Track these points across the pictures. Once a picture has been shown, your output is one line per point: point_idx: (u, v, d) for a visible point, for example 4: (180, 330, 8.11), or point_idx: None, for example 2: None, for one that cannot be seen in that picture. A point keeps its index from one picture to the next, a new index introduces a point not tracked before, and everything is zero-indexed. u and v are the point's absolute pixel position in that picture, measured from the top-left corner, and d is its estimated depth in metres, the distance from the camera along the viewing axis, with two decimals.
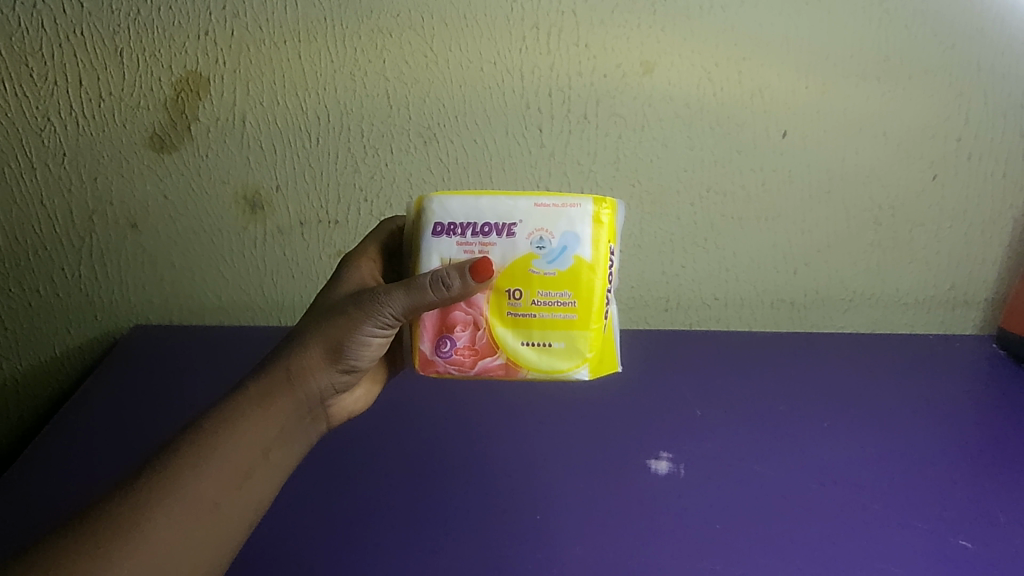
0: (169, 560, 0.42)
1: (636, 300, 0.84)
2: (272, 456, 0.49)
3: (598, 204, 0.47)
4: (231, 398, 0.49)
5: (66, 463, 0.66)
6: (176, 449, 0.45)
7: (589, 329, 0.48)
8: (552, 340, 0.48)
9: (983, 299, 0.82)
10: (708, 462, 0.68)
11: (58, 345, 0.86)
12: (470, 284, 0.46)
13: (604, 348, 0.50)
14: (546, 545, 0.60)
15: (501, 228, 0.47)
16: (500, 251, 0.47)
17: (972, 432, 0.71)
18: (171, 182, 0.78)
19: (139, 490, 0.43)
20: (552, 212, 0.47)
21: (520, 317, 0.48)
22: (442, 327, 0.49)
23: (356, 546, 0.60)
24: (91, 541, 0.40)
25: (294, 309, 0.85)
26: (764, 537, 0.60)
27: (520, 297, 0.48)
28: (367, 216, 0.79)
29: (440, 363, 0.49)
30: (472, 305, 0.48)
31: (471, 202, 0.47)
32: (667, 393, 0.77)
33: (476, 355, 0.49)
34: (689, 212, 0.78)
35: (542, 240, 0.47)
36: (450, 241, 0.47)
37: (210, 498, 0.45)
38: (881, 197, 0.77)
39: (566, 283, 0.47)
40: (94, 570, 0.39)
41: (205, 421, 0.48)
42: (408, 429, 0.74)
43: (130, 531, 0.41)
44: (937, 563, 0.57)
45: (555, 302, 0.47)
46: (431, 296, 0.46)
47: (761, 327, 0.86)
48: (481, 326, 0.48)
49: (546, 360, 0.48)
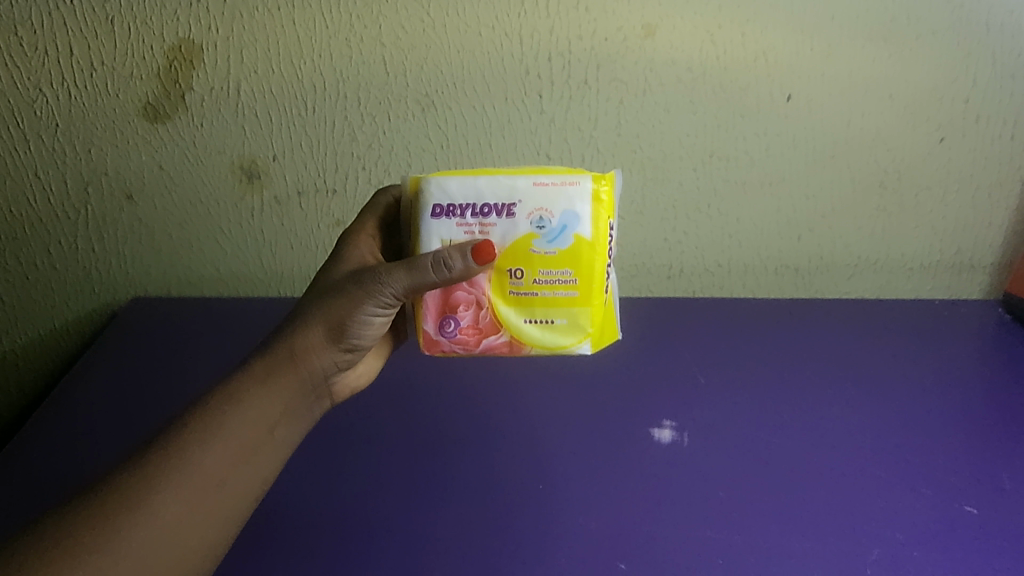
0: (175, 535, 0.42)
1: (637, 267, 0.83)
2: (276, 433, 0.48)
3: (597, 181, 0.46)
4: (233, 378, 0.48)
5: (67, 437, 0.66)
6: (181, 426, 0.45)
7: (590, 305, 0.47)
8: (555, 317, 0.48)
9: (989, 263, 0.82)
10: (712, 431, 0.68)
11: (58, 318, 0.85)
12: (472, 265, 0.45)
13: (605, 321, 0.50)
14: (550, 514, 0.60)
15: (500, 208, 0.46)
16: (500, 232, 0.46)
17: (976, 397, 0.70)
18: (166, 152, 0.77)
19: (146, 465, 0.43)
20: (551, 191, 0.46)
21: (523, 296, 0.47)
22: (444, 308, 0.48)
23: (361, 518, 0.60)
24: (99, 514, 0.40)
25: (293, 280, 0.84)
26: (768, 506, 0.61)
27: (522, 277, 0.47)
28: (365, 185, 0.78)
29: (445, 343, 0.49)
30: (474, 285, 0.47)
31: (470, 182, 0.46)
32: (670, 361, 0.77)
33: (480, 334, 0.48)
34: (691, 178, 0.77)
35: (542, 220, 0.46)
36: (449, 223, 0.46)
37: (215, 474, 0.44)
38: (886, 161, 0.76)
39: (567, 261, 0.46)
40: (103, 543, 0.39)
41: (209, 397, 0.47)
42: (410, 400, 0.74)
43: (137, 505, 0.41)
44: (942, 531, 0.57)
45: (556, 281, 0.47)
46: (432, 277, 0.46)
47: (764, 294, 0.85)
48: (484, 305, 0.48)
49: (550, 337, 0.48)
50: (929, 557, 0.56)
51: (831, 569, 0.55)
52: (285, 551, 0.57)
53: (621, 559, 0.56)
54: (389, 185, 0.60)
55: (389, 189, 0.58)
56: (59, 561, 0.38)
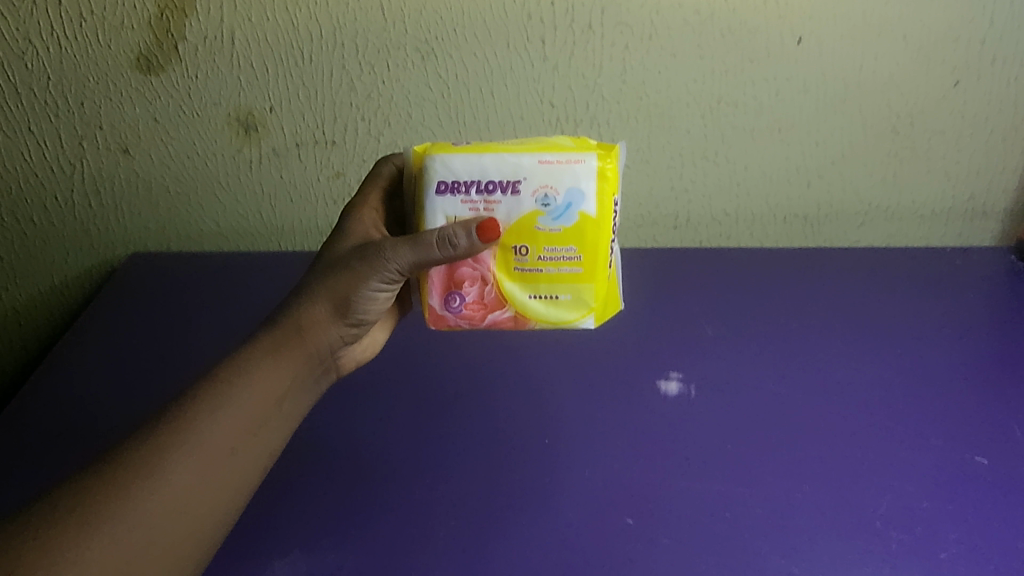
0: (186, 503, 0.42)
1: (643, 218, 0.82)
2: (284, 406, 0.48)
3: (603, 159, 0.45)
4: (242, 350, 0.48)
5: (72, 399, 0.65)
6: (190, 396, 0.45)
7: (594, 281, 0.48)
8: (559, 293, 0.48)
9: (1002, 209, 0.80)
10: (719, 384, 0.68)
11: (58, 275, 0.85)
12: (476, 243, 0.45)
13: (609, 294, 0.50)
14: (556, 469, 0.61)
15: (505, 185, 0.45)
16: (505, 210, 0.46)
17: (987, 347, 0.70)
18: (161, 104, 0.75)
19: (157, 432, 0.43)
20: (556, 168, 0.45)
21: (528, 272, 0.47)
22: (449, 283, 0.48)
23: (372, 477, 0.61)
24: (112, 481, 0.41)
25: (294, 233, 0.83)
26: (776, 460, 0.60)
27: (527, 253, 0.47)
28: (365, 136, 0.77)
29: (450, 318, 0.49)
30: (479, 262, 0.47)
31: (474, 159, 0.46)
32: (677, 312, 0.76)
33: (486, 309, 0.49)
34: (698, 125, 0.75)
35: (547, 198, 0.45)
36: (454, 199, 0.46)
37: (226, 444, 0.44)
38: (899, 105, 0.74)
39: (572, 238, 0.46)
40: (116, 509, 0.40)
41: (218, 369, 0.47)
42: (414, 358, 0.74)
43: (149, 472, 0.41)
44: (951, 484, 0.57)
45: (561, 258, 0.47)
46: (436, 253, 0.45)
47: (772, 242, 0.84)
48: (489, 282, 0.48)
49: (554, 312, 0.48)
50: (938, 508, 0.56)
51: (839, 523, 0.55)
52: (291, 514, 0.58)
53: (629, 514, 0.57)
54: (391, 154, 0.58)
55: (391, 158, 0.57)
56: (74, 528, 0.38)
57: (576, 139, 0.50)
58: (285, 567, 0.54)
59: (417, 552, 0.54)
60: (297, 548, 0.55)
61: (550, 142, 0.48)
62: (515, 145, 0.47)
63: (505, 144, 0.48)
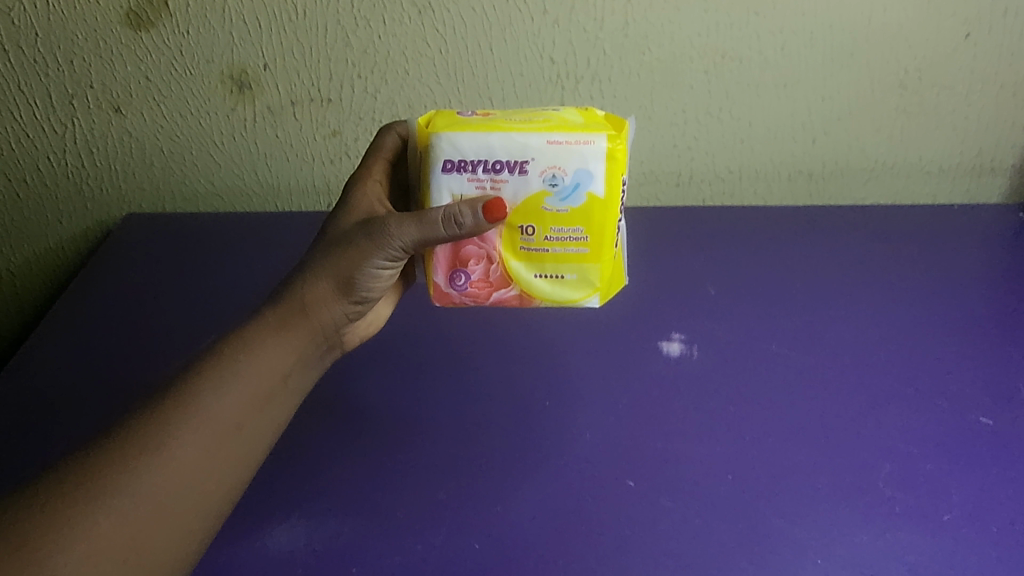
0: (193, 478, 0.42)
1: (645, 175, 0.81)
2: (289, 382, 0.47)
3: (612, 139, 0.44)
4: (245, 327, 0.47)
5: (70, 365, 0.65)
6: (196, 371, 0.45)
7: (601, 261, 0.47)
8: (564, 273, 0.47)
9: (1010, 165, 0.79)
10: (722, 345, 0.67)
11: (52, 237, 0.84)
12: (482, 222, 0.45)
13: (615, 272, 0.49)
14: (559, 432, 0.61)
15: (513, 165, 0.45)
16: (512, 189, 0.45)
17: (992, 306, 0.69)
18: (152, 61, 0.74)
19: (163, 406, 0.43)
20: (565, 149, 0.44)
21: (534, 252, 0.47)
22: (455, 261, 0.48)
23: (373, 441, 0.61)
24: (118, 456, 0.40)
25: (290, 193, 0.82)
26: (779, 422, 0.60)
27: (533, 233, 0.46)
28: (361, 93, 0.75)
29: (455, 296, 0.49)
30: (485, 241, 0.47)
31: (482, 139, 0.45)
32: (680, 271, 0.75)
33: (490, 288, 0.48)
34: (702, 80, 0.74)
35: (555, 178, 0.45)
36: (460, 177, 0.45)
37: (233, 419, 0.44)
38: (907, 59, 0.72)
39: (578, 219, 0.46)
40: (123, 484, 0.40)
41: (222, 344, 0.46)
42: (413, 320, 0.73)
43: (156, 447, 0.41)
44: (955, 446, 0.57)
45: (568, 238, 0.46)
46: (443, 232, 0.45)
47: (777, 200, 0.82)
48: (494, 260, 0.47)
49: (560, 291, 0.48)
50: (942, 470, 0.56)
51: (842, 485, 0.55)
52: (291, 480, 0.58)
53: (630, 476, 0.57)
54: (392, 122, 0.57)
55: (393, 128, 0.56)
56: (81, 502, 0.38)
57: (581, 110, 0.49)
58: (284, 532, 0.54)
59: (419, 516, 0.54)
60: (297, 513, 0.55)
61: (556, 117, 0.47)
62: (521, 121, 0.46)
63: (510, 118, 0.47)
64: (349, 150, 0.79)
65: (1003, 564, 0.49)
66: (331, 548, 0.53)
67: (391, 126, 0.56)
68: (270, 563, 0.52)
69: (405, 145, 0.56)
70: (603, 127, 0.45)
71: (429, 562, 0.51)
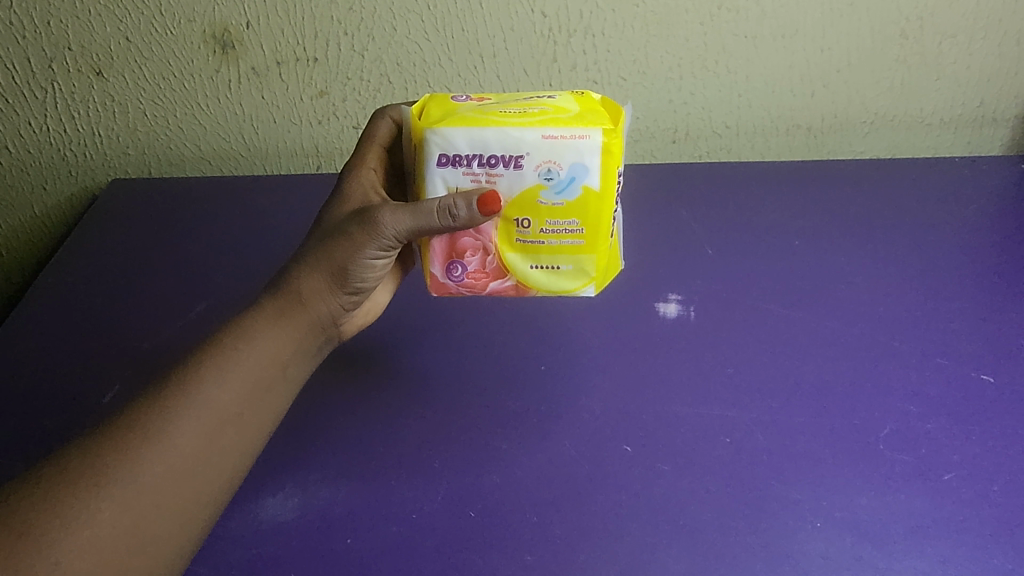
0: (195, 468, 0.41)
1: (641, 132, 0.79)
2: (288, 371, 0.47)
3: (608, 134, 0.43)
4: (242, 316, 0.47)
5: (60, 338, 0.64)
6: (195, 359, 0.44)
7: (597, 252, 0.46)
8: (560, 264, 0.46)
9: (1012, 115, 0.77)
10: (719, 306, 0.67)
11: (38, 205, 0.82)
12: (476, 214, 0.44)
13: (610, 260, 0.48)
14: (556, 397, 0.60)
15: (507, 159, 0.44)
16: (507, 183, 0.44)
17: (993, 261, 0.68)
18: (132, 21, 0.72)
19: (164, 394, 0.42)
20: (560, 144, 0.43)
21: (529, 244, 0.46)
22: (451, 253, 0.47)
23: (367, 410, 0.60)
24: (119, 447, 0.40)
25: (278, 156, 0.80)
26: (777, 384, 0.60)
27: (529, 226, 0.45)
28: (348, 52, 0.73)
29: (452, 286, 0.48)
30: (480, 233, 0.46)
31: (476, 133, 0.44)
32: (676, 230, 0.74)
33: (487, 278, 0.48)
34: (698, 32, 0.72)
35: (550, 172, 0.44)
36: (455, 171, 0.44)
37: (233, 408, 0.44)
38: (908, 7, 0.71)
39: (575, 212, 0.45)
40: (124, 475, 0.39)
41: (220, 334, 0.46)
42: (407, 287, 0.72)
43: (157, 437, 0.41)
44: (955, 404, 0.57)
45: (563, 230, 0.45)
46: (437, 223, 0.44)
47: (775, 156, 0.81)
48: (490, 252, 0.47)
49: (555, 281, 0.47)
50: (942, 429, 0.55)
51: (841, 446, 0.55)
52: (283, 450, 0.58)
53: (627, 440, 0.56)
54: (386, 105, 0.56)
55: (387, 110, 0.55)
56: (85, 491, 0.38)
57: (576, 95, 0.48)
58: (277, 502, 0.54)
59: (416, 485, 0.54)
60: (290, 483, 0.55)
61: (550, 105, 0.46)
62: (515, 112, 0.45)
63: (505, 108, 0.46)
64: (337, 110, 0.77)
65: (1004, 526, 0.49)
66: (327, 519, 0.52)
67: (384, 111, 0.55)
68: (263, 533, 0.52)
69: (400, 130, 0.55)
70: (599, 119, 0.44)
71: (426, 531, 0.51)
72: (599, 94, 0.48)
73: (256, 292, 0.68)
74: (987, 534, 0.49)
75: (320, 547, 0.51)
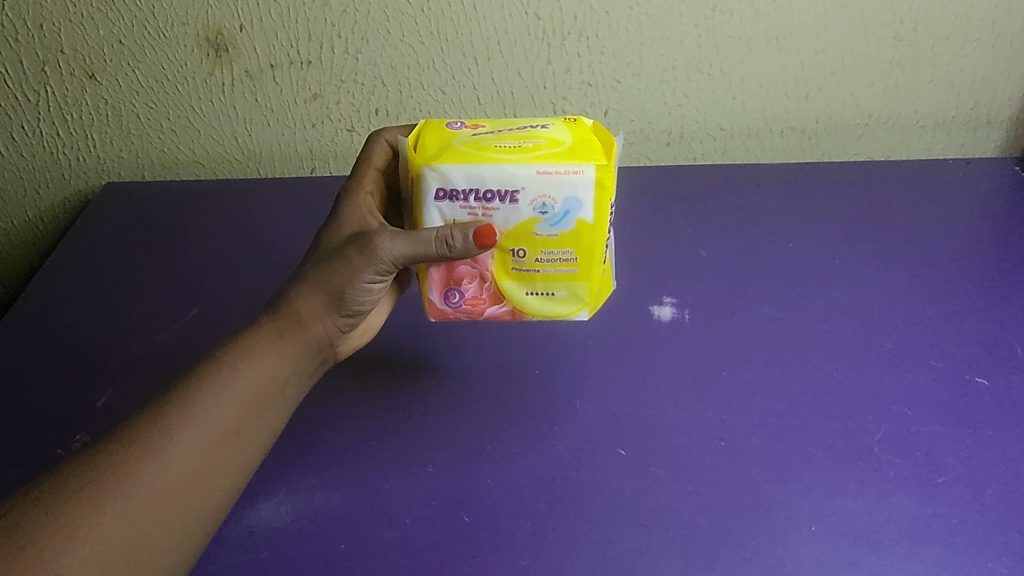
0: (194, 484, 0.42)
1: (636, 133, 0.79)
2: (285, 390, 0.47)
3: (601, 168, 0.44)
4: (242, 335, 0.47)
5: (55, 343, 0.64)
6: (195, 376, 0.44)
7: (591, 278, 0.46)
8: (555, 290, 0.47)
9: (1006, 116, 0.78)
10: (713, 308, 0.67)
11: (32, 207, 0.82)
12: (472, 246, 0.44)
13: (602, 284, 0.49)
14: (551, 402, 0.60)
15: (503, 194, 0.44)
16: (503, 216, 0.44)
17: (986, 263, 0.69)
18: (125, 24, 0.71)
19: (165, 410, 0.42)
20: (555, 179, 0.44)
21: (525, 273, 0.46)
22: (448, 280, 0.48)
23: (362, 414, 0.61)
24: (118, 463, 0.40)
25: (272, 158, 0.80)
26: (770, 388, 0.60)
27: (524, 256, 0.46)
28: (342, 55, 0.73)
29: (450, 312, 0.49)
30: (477, 263, 0.46)
31: (471, 168, 0.44)
32: (670, 233, 0.74)
33: (485, 305, 0.48)
34: (692, 35, 0.72)
35: (545, 207, 0.44)
36: (452, 205, 0.45)
37: (232, 424, 0.44)
38: (903, 8, 0.71)
39: (569, 242, 0.45)
40: (125, 490, 0.39)
41: (220, 352, 0.46)
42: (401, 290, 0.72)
43: (158, 453, 0.41)
44: (947, 408, 0.57)
45: (557, 259, 0.46)
46: (434, 251, 0.45)
47: (770, 157, 0.81)
48: (487, 280, 0.47)
49: (550, 306, 0.47)
50: (935, 433, 0.56)
51: (834, 450, 0.55)
52: (277, 455, 0.58)
53: (621, 445, 0.56)
54: (381, 129, 0.57)
55: (381, 135, 0.56)
56: (86, 503, 0.38)
57: (568, 122, 0.48)
58: (271, 507, 0.54)
59: (411, 490, 0.55)
60: (284, 488, 0.55)
61: (544, 135, 0.46)
62: (509, 145, 0.45)
63: (499, 139, 0.46)
64: (331, 113, 0.77)
65: (996, 530, 0.50)
66: (321, 524, 0.53)
67: (379, 134, 0.56)
68: (256, 538, 0.52)
69: (395, 153, 0.55)
70: (592, 153, 0.45)
71: (422, 536, 0.52)
72: (590, 120, 0.49)
73: (250, 297, 0.68)
74: (978, 538, 0.49)
75: (314, 552, 0.51)
